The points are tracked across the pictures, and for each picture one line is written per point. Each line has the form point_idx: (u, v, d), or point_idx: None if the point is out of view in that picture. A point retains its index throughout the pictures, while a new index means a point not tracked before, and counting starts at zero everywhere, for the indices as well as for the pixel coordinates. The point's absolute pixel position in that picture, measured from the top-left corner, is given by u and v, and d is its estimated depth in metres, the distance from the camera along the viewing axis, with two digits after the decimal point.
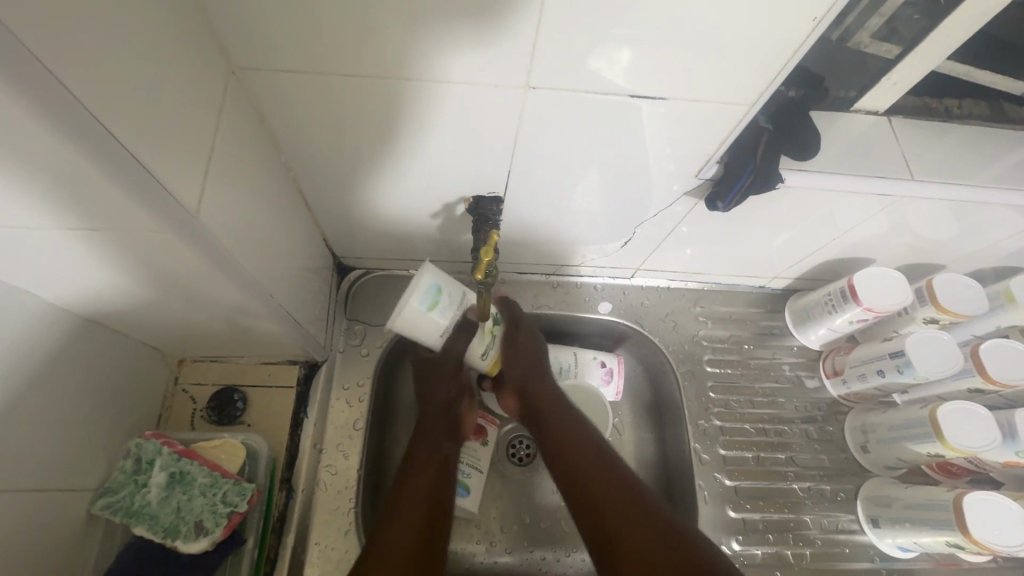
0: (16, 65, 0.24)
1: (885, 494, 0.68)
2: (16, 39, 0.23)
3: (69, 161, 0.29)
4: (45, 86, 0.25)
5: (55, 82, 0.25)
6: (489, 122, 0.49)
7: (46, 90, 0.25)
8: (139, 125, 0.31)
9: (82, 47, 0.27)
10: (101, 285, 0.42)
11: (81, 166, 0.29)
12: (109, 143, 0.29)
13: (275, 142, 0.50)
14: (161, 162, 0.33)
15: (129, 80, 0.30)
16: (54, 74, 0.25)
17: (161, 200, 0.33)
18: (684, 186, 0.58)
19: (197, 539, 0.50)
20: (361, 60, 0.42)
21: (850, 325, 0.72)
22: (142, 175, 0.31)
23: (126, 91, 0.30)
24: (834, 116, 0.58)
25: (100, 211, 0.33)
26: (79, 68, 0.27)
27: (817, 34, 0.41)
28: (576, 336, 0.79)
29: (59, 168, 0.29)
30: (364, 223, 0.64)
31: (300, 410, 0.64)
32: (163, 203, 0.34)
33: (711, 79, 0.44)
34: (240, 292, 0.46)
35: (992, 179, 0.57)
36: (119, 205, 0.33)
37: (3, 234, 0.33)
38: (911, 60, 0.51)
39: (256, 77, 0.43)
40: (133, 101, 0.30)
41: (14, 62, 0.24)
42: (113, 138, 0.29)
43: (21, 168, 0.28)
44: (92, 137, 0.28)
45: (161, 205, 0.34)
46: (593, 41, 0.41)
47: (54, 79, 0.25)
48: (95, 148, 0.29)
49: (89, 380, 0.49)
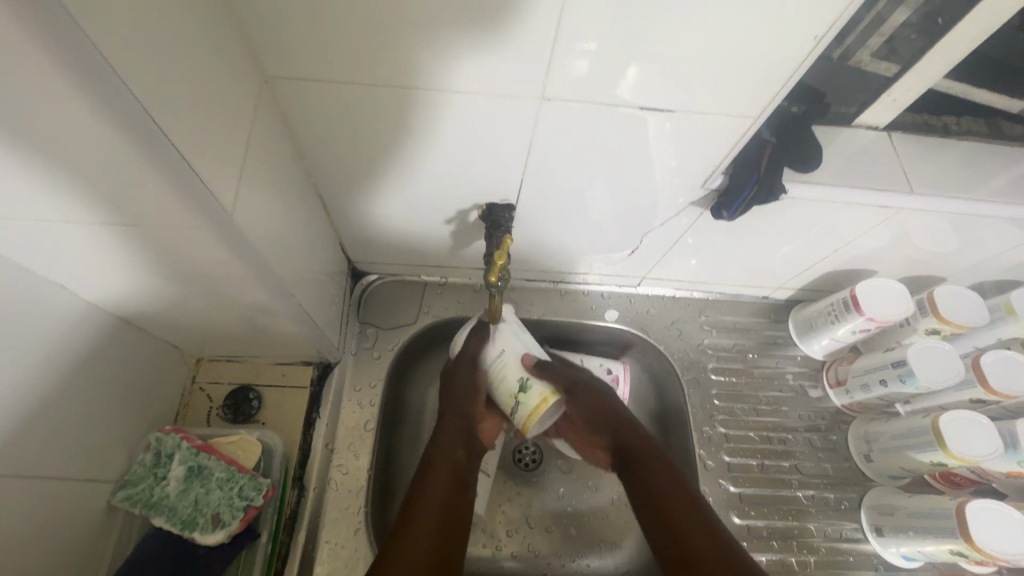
0: (85, 64, 0.26)
1: (888, 503, 0.68)
2: (91, 43, 0.25)
3: (124, 158, 0.31)
4: (107, 83, 0.27)
5: (120, 84, 0.28)
6: (505, 131, 0.51)
7: (107, 87, 0.27)
8: (185, 123, 0.33)
9: (142, 55, 0.29)
10: (133, 279, 0.44)
11: (131, 158, 0.31)
12: (158, 138, 0.31)
13: (300, 149, 0.52)
14: (204, 163, 0.35)
15: (178, 81, 0.32)
16: (116, 72, 0.27)
17: (200, 195, 0.35)
18: (690, 197, 0.60)
19: (214, 531, 0.52)
20: (387, 72, 0.44)
21: (853, 335, 0.73)
22: (187, 173, 0.33)
23: (175, 91, 0.32)
24: (835, 131, 0.60)
25: (142, 202, 0.35)
26: (136, 69, 0.29)
27: (817, 52, 0.43)
28: (583, 343, 0.81)
29: (113, 164, 0.31)
30: (380, 230, 0.66)
31: (313, 410, 0.65)
32: (205, 201, 0.36)
33: (715, 94, 0.47)
34: (264, 291, 0.48)
35: (989, 193, 0.59)
36: (161, 200, 0.35)
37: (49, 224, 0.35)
38: (910, 78, 0.53)
39: (286, 86, 0.46)
40: (181, 99, 0.32)
41: (83, 61, 0.26)
42: (167, 139, 0.31)
43: (73, 161, 0.31)
44: (145, 132, 0.30)
45: (202, 203, 0.36)
46: (604, 58, 0.43)
47: (115, 77, 0.27)
48: (149, 147, 0.31)
49: (109, 372, 0.51)
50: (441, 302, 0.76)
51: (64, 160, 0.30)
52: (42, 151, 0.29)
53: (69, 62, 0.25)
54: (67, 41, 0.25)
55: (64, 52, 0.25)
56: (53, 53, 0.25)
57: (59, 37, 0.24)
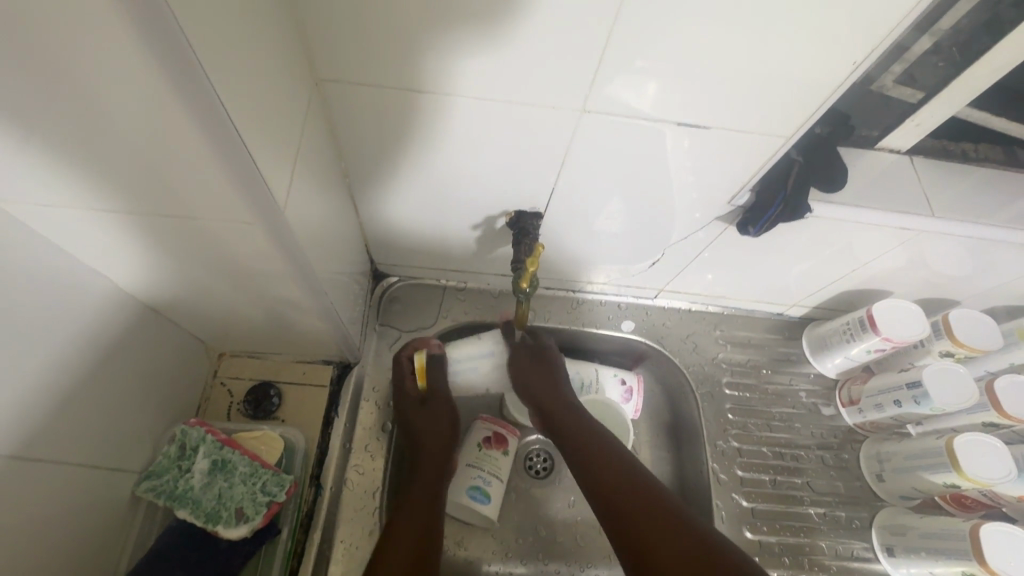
0: (174, 55, 0.27)
1: (900, 523, 0.69)
2: (183, 36, 0.26)
3: (197, 151, 0.32)
4: (191, 75, 0.28)
5: (205, 80, 0.28)
6: (538, 140, 0.52)
7: (191, 79, 0.28)
8: (253, 119, 0.34)
9: (224, 53, 0.30)
10: (173, 270, 0.46)
11: (203, 149, 0.32)
12: (233, 136, 0.32)
13: (338, 150, 0.53)
14: (265, 163, 0.36)
15: (248, 78, 0.33)
16: (201, 65, 0.28)
17: (261, 193, 0.36)
18: (714, 212, 0.61)
19: (237, 525, 0.53)
20: (432, 79, 0.45)
21: (867, 354, 0.74)
22: (252, 171, 0.34)
23: (246, 88, 0.33)
24: (859, 153, 0.61)
25: (205, 196, 0.36)
26: (217, 61, 0.29)
27: (851, 78, 0.44)
28: (597, 353, 0.81)
29: (186, 155, 0.32)
30: (405, 233, 0.67)
31: (332, 409, 0.66)
32: (261, 200, 0.37)
33: (745, 113, 0.48)
34: (299, 287, 0.49)
35: (1005, 220, 0.60)
36: (223, 196, 0.36)
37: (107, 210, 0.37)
38: (934, 105, 0.54)
39: (334, 89, 0.47)
40: (249, 96, 0.33)
41: (173, 50, 0.26)
42: (240, 139, 0.32)
43: (148, 151, 0.32)
44: (220, 129, 0.31)
45: (259, 201, 0.37)
46: (629, 73, 0.44)
47: (201, 70, 0.28)
48: (223, 144, 0.32)
49: (139, 362, 0.52)
50: (460, 307, 0.76)
51: (132, 142, 0.31)
52: (115, 129, 0.30)
53: (161, 49, 0.26)
54: (161, 33, 0.25)
55: (154, 39, 0.26)
56: (144, 37, 0.26)
57: (153, 26, 0.25)
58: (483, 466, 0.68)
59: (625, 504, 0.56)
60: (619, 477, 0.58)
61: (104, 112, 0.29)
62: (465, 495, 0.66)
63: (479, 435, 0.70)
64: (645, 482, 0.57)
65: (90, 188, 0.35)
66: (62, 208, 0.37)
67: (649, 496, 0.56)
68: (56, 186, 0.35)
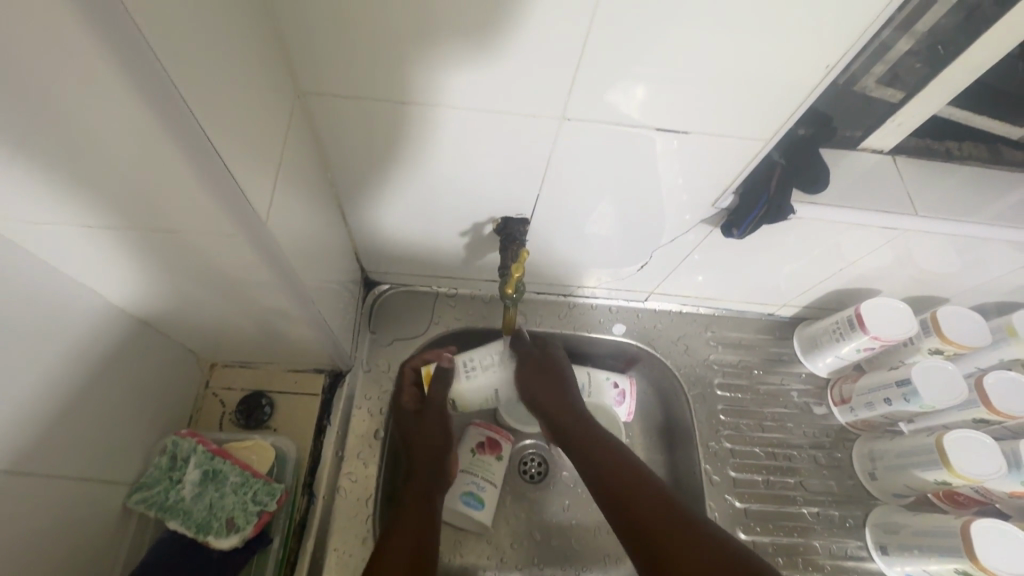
0: (142, 68, 0.27)
1: (893, 521, 0.69)
2: (156, 57, 0.27)
3: (177, 171, 0.33)
4: (160, 88, 0.28)
5: (179, 100, 0.29)
6: (522, 147, 0.52)
7: (166, 99, 0.29)
8: (229, 129, 0.34)
9: (199, 72, 0.31)
10: (160, 284, 0.46)
11: (182, 169, 0.32)
12: (210, 153, 0.32)
13: (324, 161, 0.54)
14: (245, 177, 0.36)
15: (223, 90, 0.33)
16: (168, 77, 0.28)
17: (242, 208, 0.37)
18: (699, 215, 0.62)
19: (228, 535, 0.53)
20: (413, 90, 0.46)
21: (857, 353, 0.74)
22: (232, 186, 0.35)
23: (220, 101, 0.33)
24: (842, 154, 0.61)
25: (187, 213, 0.37)
26: (192, 81, 0.30)
27: (826, 81, 0.45)
28: (590, 356, 0.82)
29: (165, 175, 0.33)
30: (394, 241, 0.67)
31: (324, 417, 0.66)
32: (242, 214, 0.37)
33: (723, 116, 0.48)
34: (288, 298, 0.49)
35: (989, 217, 0.60)
36: (205, 212, 0.36)
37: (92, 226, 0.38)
38: (914, 105, 0.54)
39: (318, 101, 0.47)
40: (225, 108, 0.34)
41: (140, 64, 0.27)
42: (217, 155, 0.33)
43: (128, 170, 0.33)
44: (198, 148, 0.32)
45: (240, 215, 0.37)
46: (610, 79, 0.45)
47: (170, 82, 0.28)
48: (201, 162, 0.32)
49: (130, 375, 0.52)
50: (451, 313, 0.77)
51: (108, 157, 0.32)
52: (89, 145, 0.30)
53: (129, 64, 0.26)
54: (135, 57, 0.26)
55: (121, 54, 0.26)
56: (111, 53, 0.26)
57: (127, 51, 0.26)
58: (475, 471, 0.68)
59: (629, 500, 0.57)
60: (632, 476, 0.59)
61: (83, 134, 0.30)
62: (458, 501, 0.67)
63: (471, 441, 0.70)
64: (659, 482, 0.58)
65: (73, 205, 0.35)
66: (46, 225, 0.37)
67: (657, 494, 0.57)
68: (40, 203, 0.35)
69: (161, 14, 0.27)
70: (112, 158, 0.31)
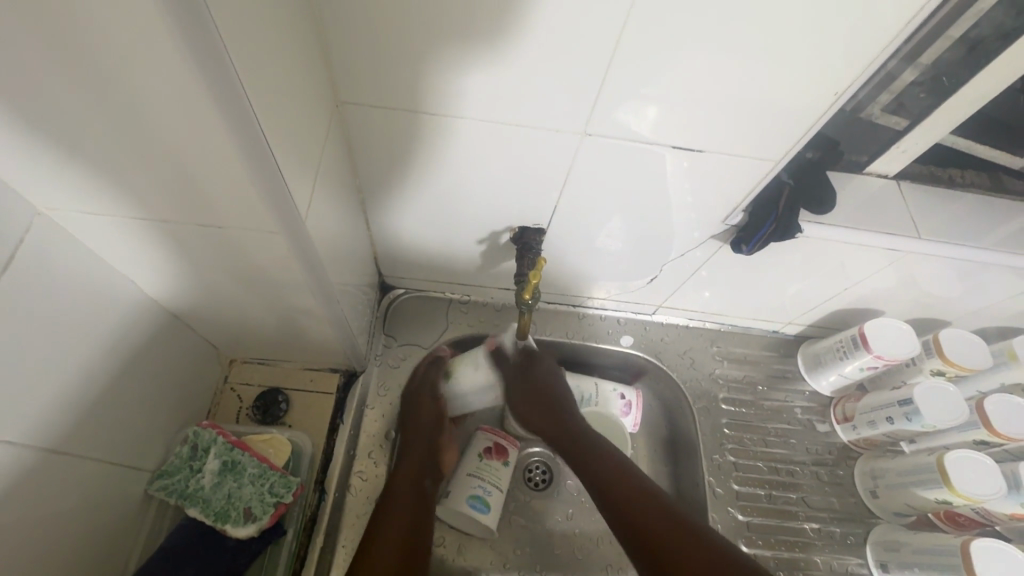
0: (212, 62, 0.29)
1: (894, 539, 0.70)
2: (232, 69, 0.30)
3: (234, 171, 0.35)
4: (231, 91, 0.30)
5: (247, 109, 0.32)
6: (544, 159, 0.55)
7: (235, 106, 0.31)
8: (279, 130, 0.36)
9: (262, 82, 0.33)
10: (194, 278, 0.49)
11: (238, 168, 0.35)
12: (266, 158, 0.35)
13: (353, 167, 0.57)
14: (292, 180, 0.39)
15: (277, 95, 0.36)
16: (235, 72, 0.30)
17: (286, 209, 0.39)
18: (709, 232, 0.64)
19: (245, 525, 0.55)
20: (446, 102, 0.48)
21: (860, 372, 0.76)
22: (281, 188, 0.37)
23: (274, 104, 0.35)
24: (848, 178, 0.63)
25: (233, 211, 0.39)
26: (257, 90, 0.33)
27: (835, 107, 0.47)
28: (597, 367, 0.83)
29: (222, 175, 0.36)
30: (413, 247, 0.70)
31: (337, 416, 0.68)
32: (286, 214, 0.40)
33: (736, 136, 0.51)
34: (313, 296, 0.51)
35: (989, 243, 0.62)
36: (252, 210, 0.39)
37: (141, 218, 0.41)
38: (918, 132, 0.57)
39: (353, 110, 0.50)
40: (277, 110, 0.36)
41: (213, 60, 0.28)
42: (271, 158, 0.35)
43: (187, 169, 0.35)
44: (257, 152, 0.34)
45: (284, 214, 0.40)
46: (628, 98, 0.47)
47: (241, 90, 0.31)
48: (258, 164, 0.35)
49: (157, 367, 0.54)
50: (463, 319, 0.78)
51: (169, 153, 0.34)
52: (151, 135, 0.33)
53: (208, 74, 0.29)
54: (216, 68, 0.29)
55: (201, 61, 0.28)
56: (194, 61, 0.28)
57: (210, 63, 0.28)
58: (482, 475, 0.69)
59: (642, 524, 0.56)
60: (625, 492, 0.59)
61: (151, 130, 0.32)
62: (464, 503, 0.67)
63: (479, 445, 0.71)
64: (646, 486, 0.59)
65: (127, 197, 0.38)
66: (99, 216, 0.40)
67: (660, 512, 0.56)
68: (99, 193, 0.38)
69: (235, 27, 0.30)
70: (174, 155, 0.34)
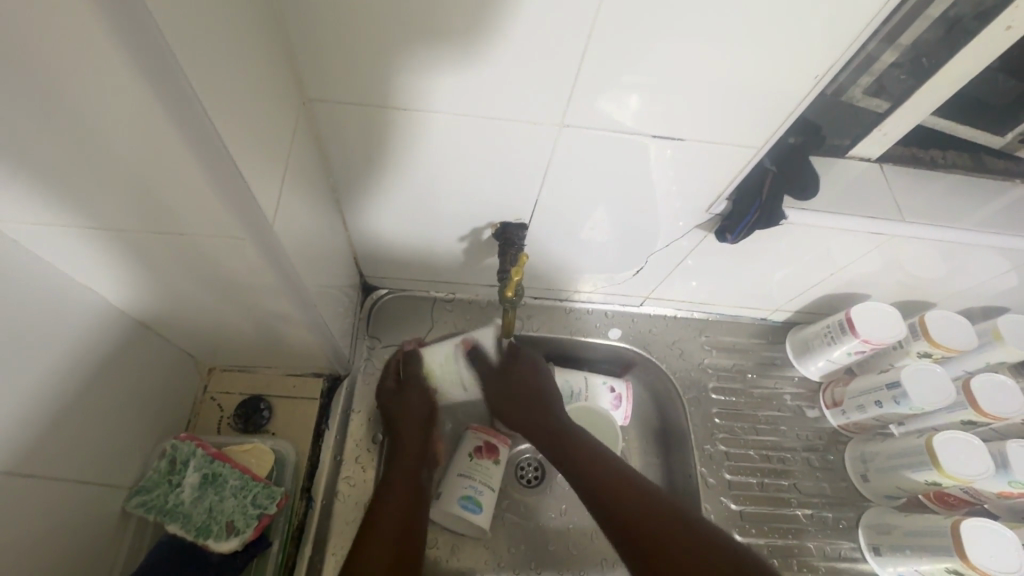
0: (159, 67, 0.27)
1: (885, 522, 0.70)
2: (182, 72, 0.28)
3: (195, 178, 0.33)
4: (181, 95, 0.28)
5: (202, 114, 0.30)
6: (522, 153, 0.53)
7: (187, 110, 0.29)
8: (240, 134, 0.34)
9: (219, 84, 0.32)
10: (162, 288, 0.47)
11: (198, 174, 0.33)
12: (227, 164, 0.33)
13: (326, 165, 0.55)
14: (258, 185, 0.37)
15: (236, 94, 0.34)
16: (187, 78, 0.28)
17: (253, 215, 0.38)
18: (693, 221, 0.63)
19: (228, 538, 0.54)
20: (419, 97, 0.47)
21: (847, 356, 0.76)
22: (245, 195, 0.36)
23: (234, 104, 0.34)
24: (831, 162, 0.63)
25: (199, 219, 0.37)
26: (212, 93, 0.31)
27: (815, 91, 0.47)
28: (586, 360, 0.83)
29: (184, 183, 0.34)
30: (393, 246, 0.68)
31: (322, 422, 0.67)
32: (253, 220, 0.38)
33: (717, 123, 0.50)
34: (288, 300, 0.49)
35: (972, 225, 0.62)
36: (217, 217, 0.37)
37: (100, 229, 0.39)
38: (899, 115, 0.56)
39: (322, 108, 0.48)
40: (237, 112, 0.34)
41: (158, 62, 0.27)
42: (233, 165, 0.33)
43: (144, 177, 0.34)
44: (217, 158, 0.32)
45: (251, 220, 0.38)
46: (606, 88, 0.46)
47: (194, 95, 0.29)
48: (219, 170, 0.33)
49: (129, 381, 0.52)
50: (448, 317, 0.77)
51: (123, 163, 0.32)
52: (101, 146, 0.31)
53: (152, 76, 0.27)
54: (161, 70, 0.27)
55: (145, 63, 0.27)
56: (138, 63, 0.27)
57: (154, 64, 0.27)
58: (472, 475, 0.67)
59: (630, 518, 0.56)
60: (616, 486, 0.59)
61: (101, 141, 0.31)
62: (456, 505, 0.66)
63: (470, 444, 0.70)
64: (636, 481, 0.59)
65: (81, 209, 0.36)
66: (54, 229, 0.38)
67: (643, 503, 0.57)
68: (46, 206, 0.36)
69: (183, 27, 0.28)
70: (129, 165, 0.32)
